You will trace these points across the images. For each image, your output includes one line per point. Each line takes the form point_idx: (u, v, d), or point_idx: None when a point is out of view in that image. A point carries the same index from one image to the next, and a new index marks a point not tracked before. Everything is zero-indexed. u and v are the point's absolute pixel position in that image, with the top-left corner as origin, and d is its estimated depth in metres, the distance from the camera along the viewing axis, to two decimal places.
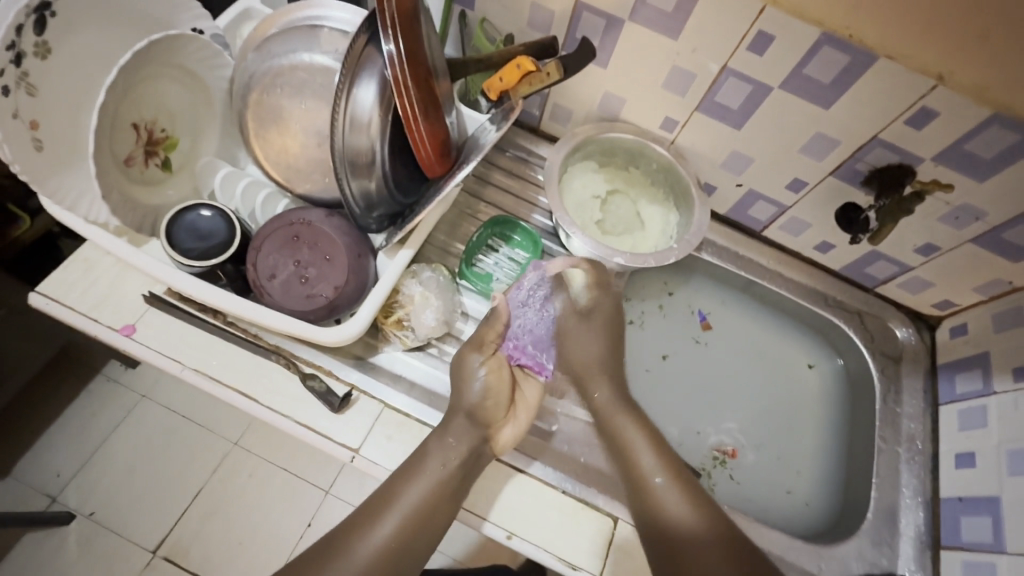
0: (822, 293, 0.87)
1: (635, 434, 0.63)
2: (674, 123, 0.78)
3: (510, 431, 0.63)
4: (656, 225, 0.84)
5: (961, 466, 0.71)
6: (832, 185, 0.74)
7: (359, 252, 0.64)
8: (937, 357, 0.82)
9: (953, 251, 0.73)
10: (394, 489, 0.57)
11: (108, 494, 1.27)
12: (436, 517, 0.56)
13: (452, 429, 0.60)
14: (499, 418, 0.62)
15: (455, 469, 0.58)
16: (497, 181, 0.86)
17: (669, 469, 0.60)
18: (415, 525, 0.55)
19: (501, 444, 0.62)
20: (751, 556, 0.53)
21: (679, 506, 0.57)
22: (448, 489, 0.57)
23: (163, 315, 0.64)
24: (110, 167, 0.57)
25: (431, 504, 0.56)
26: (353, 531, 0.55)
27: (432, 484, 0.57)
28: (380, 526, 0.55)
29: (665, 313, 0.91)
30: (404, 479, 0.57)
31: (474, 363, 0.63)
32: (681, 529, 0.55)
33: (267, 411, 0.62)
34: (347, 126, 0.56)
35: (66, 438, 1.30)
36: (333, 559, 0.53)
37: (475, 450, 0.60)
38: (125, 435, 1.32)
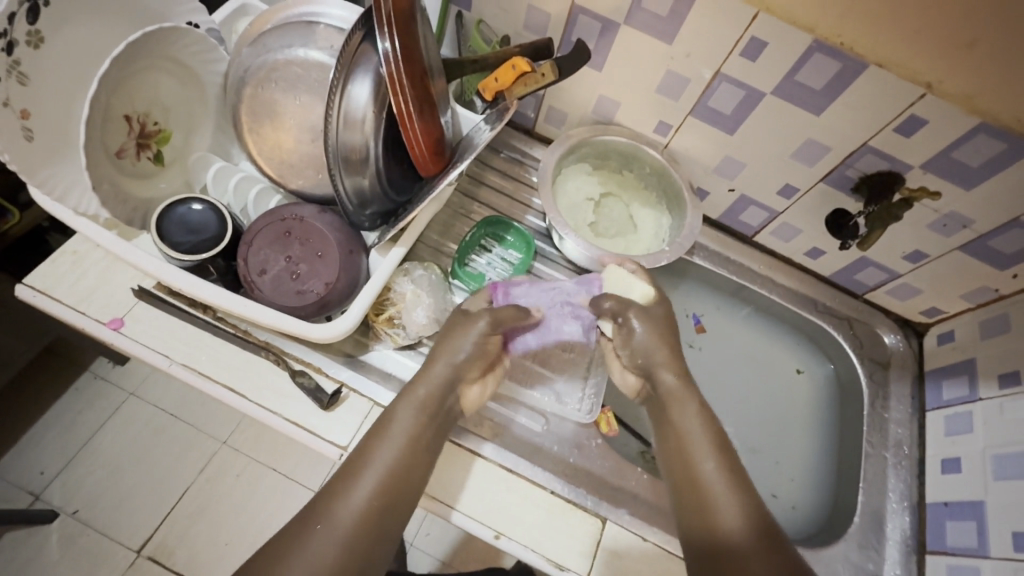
0: (812, 298, 0.88)
1: (689, 421, 0.62)
2: (667, 127, 0.78)
3: (477, 392, 0.64)
4: (649, 228, 0.84)
5: (948, 471, 0.72)
6: (823, 191, 0.75)
7: (351, 249, 0.64)
8: (924, 363, 0.83)
9: (941, 258, 0.74)
10: (367, 450, 0.56)
11: (93, 492, 1.25)
12: (412, 478, 0.56)
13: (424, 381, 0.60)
14: (471, 377, 0.63)
15: (426, 421, 0.59)
16: (491, 182, 0.87)
17: (729, 474, 0.58)
18: (393, 483, 0.54)
19: (467, 401, 0.63)
20: (797, 561, 0.51)
21: (729, 512, 0.55)
22: (422, 441, 0.58)
23: (152, 309, 0.64)
24: (101, 158, 0.57)
25: (408, 462, 0.56)
26: (333, 491, 0.54)
27: (403, 438, 0.57)
28: (356, 487, 0.53)
29: None
30: (375, 440, 0.57)
31: (471, 326, 0.63)
32: (732, 536, 0.54)
33: (256, 407, 0.62)
34: (341, 123, 0.56)
35: (51, 435, 1.29)
36: (313, 522, 0.51)
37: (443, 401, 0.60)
38: (112, 433, 1.30)
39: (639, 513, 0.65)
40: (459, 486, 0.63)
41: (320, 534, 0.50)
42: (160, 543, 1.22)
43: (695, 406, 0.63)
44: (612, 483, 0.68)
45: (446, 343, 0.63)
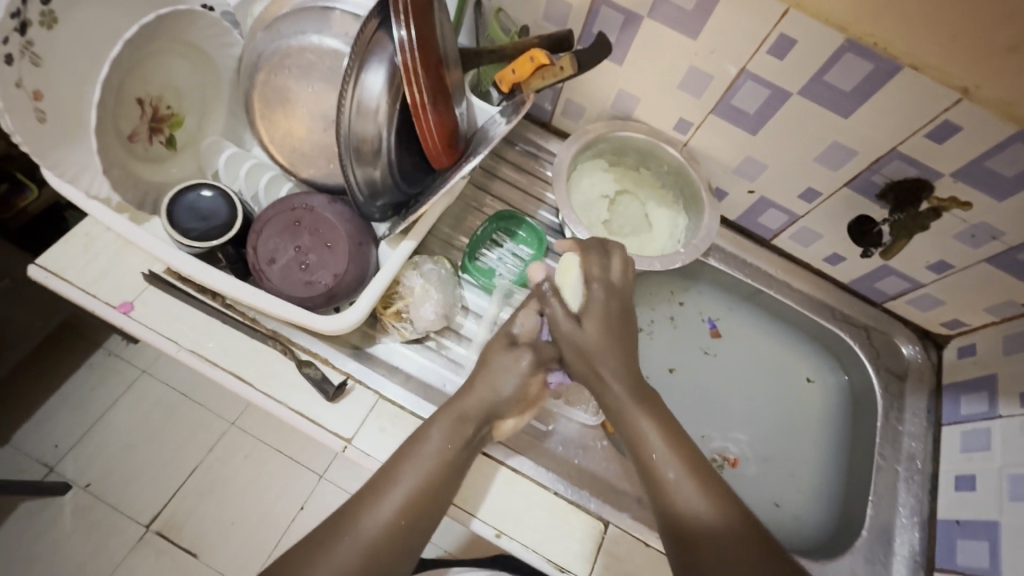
0: (830, 305, 0.86)
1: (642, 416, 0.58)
2: (688, 125, 0.76)
3: (513, 423, 0.62)
4: (664, 228, 0.82)
5: (961, 488, 0.70)
6: (846, 196, 0.73)
7: (361, 240, 0.63)
8: (943, 376, 0.80)
9: (967, 270, 0.72)
10: (397, 466, 0.56)
11: (104, 467, 1.27)
12: (440, 495, 0.55)
13: (464, 404, 0.59)
14: (511, 410, 0.60)
15: (459, 447, 0.57)
16: (504, 175, 0.85)
17: (700, 477, 0.54)
18: (419, 502, 0.54)
19: (502, 431, 0.62)
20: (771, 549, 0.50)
21: (711, 520, 0.52)
22: (453, 463, 0.56)
23: (162, 294, 0.64)
24: (113, 142, 0.57)
25: (438, 484, 0.55)
26: (362, 504, 0.54)
27: (437, 459, 0.56)
28: (387, 502, 0.54)
29: (677, 325, 0.90)
30: (406, 456, 0.56)
31: (521, 362, 0.60)
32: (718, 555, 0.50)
33: (262, 396, 0.62)
34: (354, 112, 0.54)
35: (64, 411, 1.31)
36: (342, 532, 0.52)
37: (480, 427, 0.59)
38: (124, 409, 1.33)
39: (642, 517, 0.65)
40: (463, 483, 0.63)
41: (345, 545, 0.51)
42: (169, 519, 1.25)
43: (653, 405, 0.59)
44: (616, 486, 0.67)
45: (492, 378, 0.60)
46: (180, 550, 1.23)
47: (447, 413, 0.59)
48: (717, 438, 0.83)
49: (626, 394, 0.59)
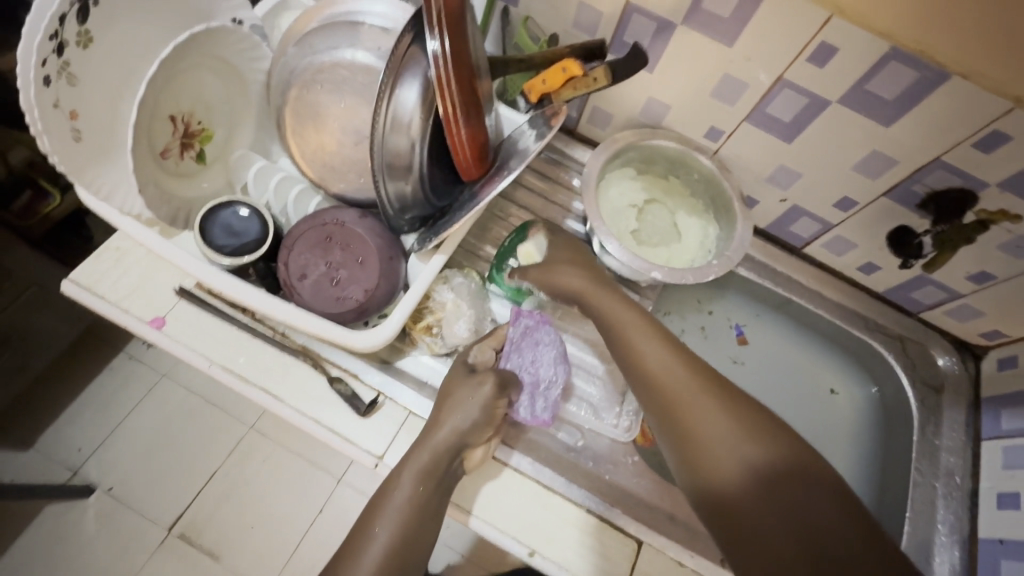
0: (862, 315, 0.84)
1: (641, 335, 0.62)
2: (720, 133, 0.74)
3: (482, 452, 0.61)
4: (693, 238, 0.81)
5: (1004, 506, 0.68)
6: (883, 206, 0.71)
7: (391, 255, 0.63)
8: (981, 389, 0.78)
9: (1010, 281, 0.69)
10: (375, 511, 0.57)
11: (127, 470, 1.29)
12: (422, 534, 0.56)
13: (432, 437, 0.58)
14: (478, 440, 0.60)
15: (430, 487, 0.57)
16: (529, 183, 0.84)
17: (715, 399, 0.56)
18: (401, 551, 0.54)
19: (472, 463, 0.60)
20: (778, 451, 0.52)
21: (712, 422, 0.54)
22: (427, 504, 0.56)
23: (192, 309, 0.64)
24: (147, 160, 0.56)
25: (414, 530, 0.55)
26: (349, 555, 0.55)
27: (407, 502, 0.56)
28: (368, 549, 0.54)
29: (707, 334, 0.89)
30: (382, 502, 0.57)
31: (483, 391, 0.60)
32: (721, 460, 0.52)
33: (292, 412, 0.62)
34: (387, 127, 0.54)
35: (88, 414, 1.32)
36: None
37: (450, 464, 0.58)
38: (146, 413, 1.34)
39: (675, 535, 0.64)
40: (495, 502, 0.62)
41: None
42: (191, 522, 1.26)
43: (657, 333, 0.62)
44: (648, 503, 0.67)
45: (448, 402, 0.60)
46: (202, 553, 1.24)
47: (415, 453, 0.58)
48: None
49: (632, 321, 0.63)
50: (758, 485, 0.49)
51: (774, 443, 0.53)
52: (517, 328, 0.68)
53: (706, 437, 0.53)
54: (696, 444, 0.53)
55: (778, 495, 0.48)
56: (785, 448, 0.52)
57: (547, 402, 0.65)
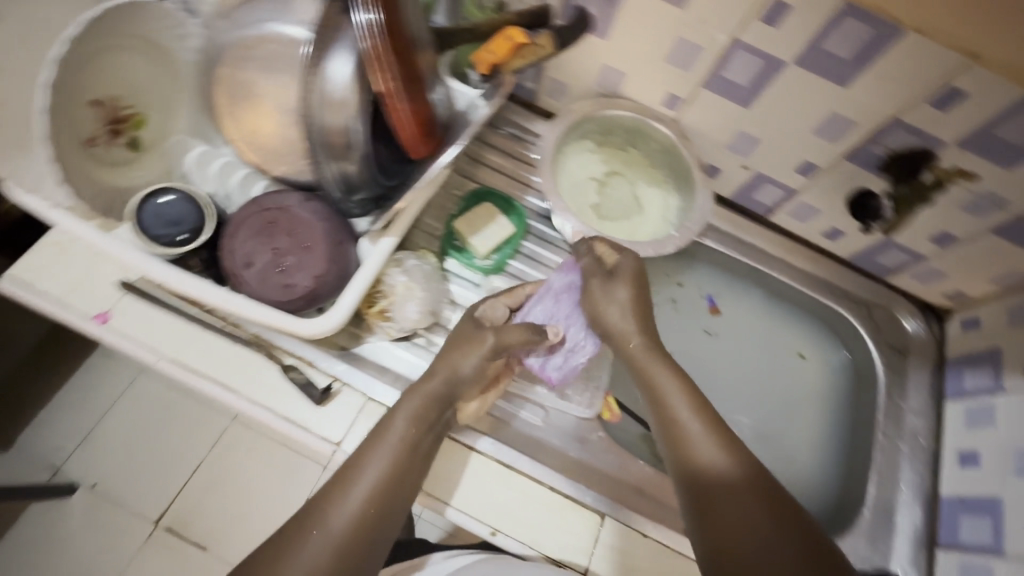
0: (829, 281, 0.83)
1: (658, 369, 0.60)
2: (679, 100, 0.73)
3: (477, 405, 0.63)
4: (656, 209, 0.80)
5: (965, 465, 0.69)
6: (845, 169, 0.70)
7: (339, 239, 0.60)
8: (945, 350, 0.79)
9: (972, 242, 0.69)
10: (361, 454, 0.54)
11: (108, 465, 1.22)
12: (410, 477, 0.55)
13: (426, 388, 0.58)
14: (470, 391, 0.61)
15: (424, 429, 0.57)
16: (490, 161, 0.82)
17: (715, 432, 0.55)
18: (386, 498, 0.53)
19: (466, 414, 0.62)
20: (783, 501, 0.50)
21: (716, 460, 0.53)
22: (417, 446, 0.56)
23: (137, 302, 0.62)
24: (70, 147, 0.55)
25: (401, 473, 0.54)
26: (330, 498, 0.52)
27: (399, 443, 0.55)
28: (352, 495, 0.52)
29: (678, 308, 0.87)
30: (368, 447, 0.55)
31: (483, 339, 0.59)
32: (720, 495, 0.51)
33: (247, 403, 0.61)
34: (322, 103, 0.51)
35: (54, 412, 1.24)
36: (309, 526, 0.50)
37: (441, 410, 0.58)
38: (125, 410, 1.25)
39: (641, 508, 0.64)
40: (459, 485, 0.62)
41: (314, 540, 0.49)
42: (177, 515, 1.20)
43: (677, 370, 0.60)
44: (613, 477, 0.67)
45: (453, 353, 0.60)
46: (192, 544, 1.19)
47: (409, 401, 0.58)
48: None
49: (643, 352, 0.62)
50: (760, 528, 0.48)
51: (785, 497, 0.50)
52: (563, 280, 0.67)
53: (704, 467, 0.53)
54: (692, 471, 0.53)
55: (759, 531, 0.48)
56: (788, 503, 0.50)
57: (561, 363, 0.66)
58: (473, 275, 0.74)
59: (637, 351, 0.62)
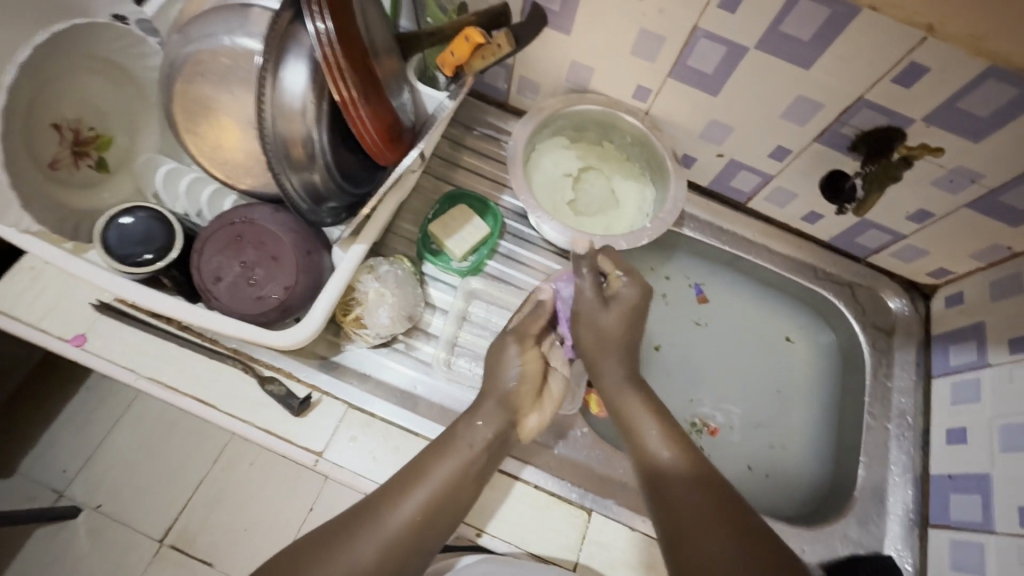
0: (811, 265, 0.83)
1: (613, 364, 0.63)
2: (647, 92, 0.72)
3: (535, 420, 0.62)
4: (631, 202, 0.79)
5: (953, 442, 0.68)
6: (817, 151, 0.69)
7: (309, 249, 0.61)
8: (931, 328, 0.78)
9: (949, 217, 0.68)
10: (419, 468, 0.55)
11: (117, 483, 1.10)
12: (462, 495, 0.55)
13: (481, 411, 0.59)
14: (528, 405, 0.61)
15: (484, 448, 0.57)
16: (466, 163, 0.82)
17: (689, 460, 0.55)
18: (436, 509, 0.53)
19: (527, 431, 0.61)
20: (728, 494, 0.52)
21: (660, 449, 0.56)
22: (476, 467, 0.56)
23: (114, 323, 0.62)
24: (31, 169, 0.55)
25: (454, 490, 0.54)
26: (387, 499, 0.53)
27: (460, 461, 0.56)
28: (407, 501, 0.53)
29: (668, 303, 0.87)
30: (429, 461, 0.56)
31: (509, 354, 0.62)
32: (666, 475, 0.55)
33: (227, 417, 0.61)
34: (276, 114, 0.51)
35: (22, 437, 1.11)
36: (366, 525, 0.52)
37: (502, 433, 0.59)
38: (129, 430, 1.13)
39: (627, 502, 0.64)
40: None
41: (365, 542, 0.51)
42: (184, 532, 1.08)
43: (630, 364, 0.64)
44: (600, 473, 0.67)
45: (497, 370, 0.62)
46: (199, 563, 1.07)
47: (474, 424, 0.58)
48: (705, 408, 0.81)
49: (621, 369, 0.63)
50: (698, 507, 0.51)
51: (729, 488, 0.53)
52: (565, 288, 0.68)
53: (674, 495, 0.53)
54: (665, 499, 0.54)
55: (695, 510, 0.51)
56: (728, 491, 0.53)
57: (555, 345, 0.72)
58: (452, 279, 0.74)
59: (619, 384, 0.62)
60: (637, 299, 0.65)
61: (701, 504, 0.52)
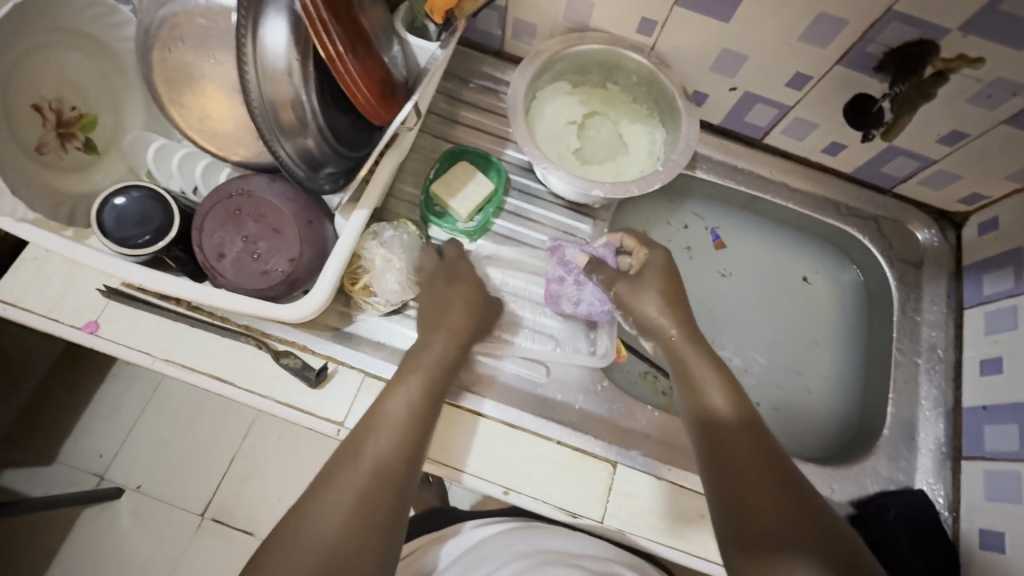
0: (834, 200, 0.79)
1: (672, 327, 0.63)
2: (652, 25, 0.67)
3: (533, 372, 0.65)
4: (641, 146, 0.76)
5: (987, 372, 0.66)
6: (840, 75, 0.64)
7: (310, 218, 0.59)
8: (962, 257, 0.75)
9: (985, 136, 0.64)
10: (380, 403, 0.54)
11: (153, 463, 1.13)
12: (426, 417, 0.55)
13: (432, 331, 0.61)
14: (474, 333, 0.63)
15: (438, 369, 0.58)
16: (464, 118, 0.78)
17: (738, 413, 0.55)
18: (408, 437, 0.53)
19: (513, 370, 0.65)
20: (776, 450, 0.51)
21: (716, 398, 0.56)
22: (435, 387, 0.57)
23: (124, 307, 0.62)
24: (17, 156, 0.54)
25: (418, 420, 0.54)
26: (358, 441, 0.51)
27: (416, 384, 0.56)
28: (377, 435, 0.52)
29: (694, 255, 0.83)
30: (386, 397, 0.55)
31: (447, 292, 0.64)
32: (725, 430, 0.54)
33: (245, 393, 0.61)
34: (260, 77, 0.48)
35: (55, 427, 1.13)
36: (341, 470, 0.49)
37: (455, 354, 0.60)
38: (158, 412, 1.16)
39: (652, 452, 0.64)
40: (467, 450, 0.61)
41: (351, 485, 0.48)
42: (223, 504, 1.12)
43: (685, 317, 0.64)
44: (622, 426, 0.66)
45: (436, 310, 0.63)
46: (241, 533, 1.11)
47: (422, 353, 0.59)
48: (724, 352, 0.79)
49: (686, 340, 0.62)
50: (764, 462, 0.50)
51: (779, 456, 0.51)
52: (610, 254, 0.71)
53: (728, 450, 0.52)
54: (717, 447, 0.53)
55: (749, 464, 0.50)
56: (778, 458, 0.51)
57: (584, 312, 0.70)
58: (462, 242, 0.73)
59: (679, 342, 0.62)
60: (668, 269, 0.66)
61: (757, 467, 0.50)
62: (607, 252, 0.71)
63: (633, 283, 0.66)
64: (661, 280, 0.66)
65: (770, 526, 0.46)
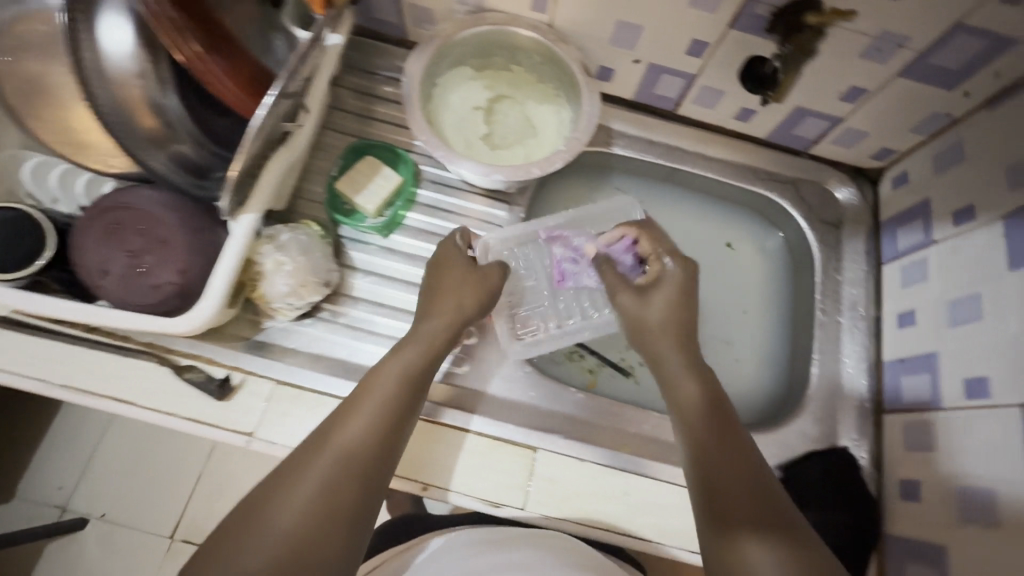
0: (751, 166, 0.82)
1: (670, 334, 0.60)
2: (544, 1, 0.67)
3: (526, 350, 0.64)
4: (550, 125, 0.76)
5: (904, 325, 0.71)
6: (736, 38, 0.66)
7: (197, 228, 0.59)
8: (880, 213, 0.79)
9: (884, 90, 0.67)
10: (357, 397, 0.53)
11: (117, 491, 1.07)
12: (404, 407, 0.53)
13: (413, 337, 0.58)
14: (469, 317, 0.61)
15: (420, 362, 0.56)
16: (376, 111, 0.77)
17: (723, 422, 0.55)
18: (385, 428, 0.51)
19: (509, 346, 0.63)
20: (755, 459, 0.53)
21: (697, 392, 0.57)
22: (418, 377, 0.55)
23: (10, 333, 0.59)
24: None
25: (397, 413, 0.52)
26: (330, 432, 0.50)
27: (395, 375, 0.54)
28: (351, 426, 0.50)
29: None
30: (363, 386, 0.54)
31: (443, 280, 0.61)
32: (700, 431, 0.54)
33: (148, 413, 0.59)
34: (110, 84, 0.52)
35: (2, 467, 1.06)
36: (310, 463, 0.48)
37: (442, 339, 0.58)
38: (114, 441, 1.10)
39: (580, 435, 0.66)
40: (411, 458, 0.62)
41: (319, 470, 0.47)
42: (191, 524, 1.06)
43: (684, 310, 0.62)
44: (547, 411, 0.68)
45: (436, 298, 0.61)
46: None
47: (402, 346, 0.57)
48: None
49: (684, 358, 0.59)
50: (745, 473, 0.51)
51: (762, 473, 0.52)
52: (623, 250, 0.69)
53: (713, 457, 0.52)
54: (699, 445, 0.54)
55: (727, 468, 0.51)
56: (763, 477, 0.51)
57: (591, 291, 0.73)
58: (376, 239, 0.72)
59: (680, 363, 0.59)
60: (682, 280, 0.63)
61: (732, 470, 0.51)
62: (620, 249, 0.69)
63: (640, 294, 0.63)
64: (673, 296, 0.62)
65: (739, 524, 0.48)
